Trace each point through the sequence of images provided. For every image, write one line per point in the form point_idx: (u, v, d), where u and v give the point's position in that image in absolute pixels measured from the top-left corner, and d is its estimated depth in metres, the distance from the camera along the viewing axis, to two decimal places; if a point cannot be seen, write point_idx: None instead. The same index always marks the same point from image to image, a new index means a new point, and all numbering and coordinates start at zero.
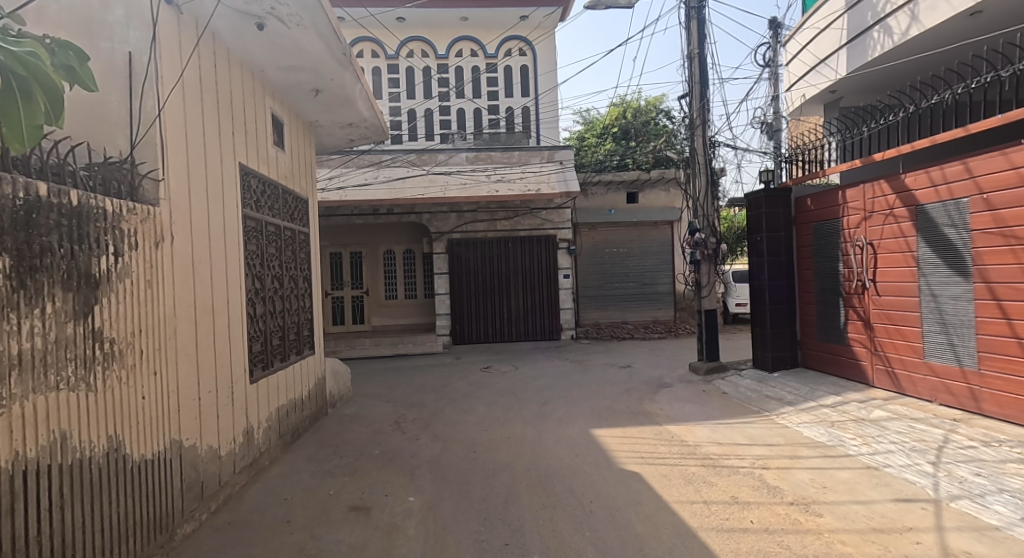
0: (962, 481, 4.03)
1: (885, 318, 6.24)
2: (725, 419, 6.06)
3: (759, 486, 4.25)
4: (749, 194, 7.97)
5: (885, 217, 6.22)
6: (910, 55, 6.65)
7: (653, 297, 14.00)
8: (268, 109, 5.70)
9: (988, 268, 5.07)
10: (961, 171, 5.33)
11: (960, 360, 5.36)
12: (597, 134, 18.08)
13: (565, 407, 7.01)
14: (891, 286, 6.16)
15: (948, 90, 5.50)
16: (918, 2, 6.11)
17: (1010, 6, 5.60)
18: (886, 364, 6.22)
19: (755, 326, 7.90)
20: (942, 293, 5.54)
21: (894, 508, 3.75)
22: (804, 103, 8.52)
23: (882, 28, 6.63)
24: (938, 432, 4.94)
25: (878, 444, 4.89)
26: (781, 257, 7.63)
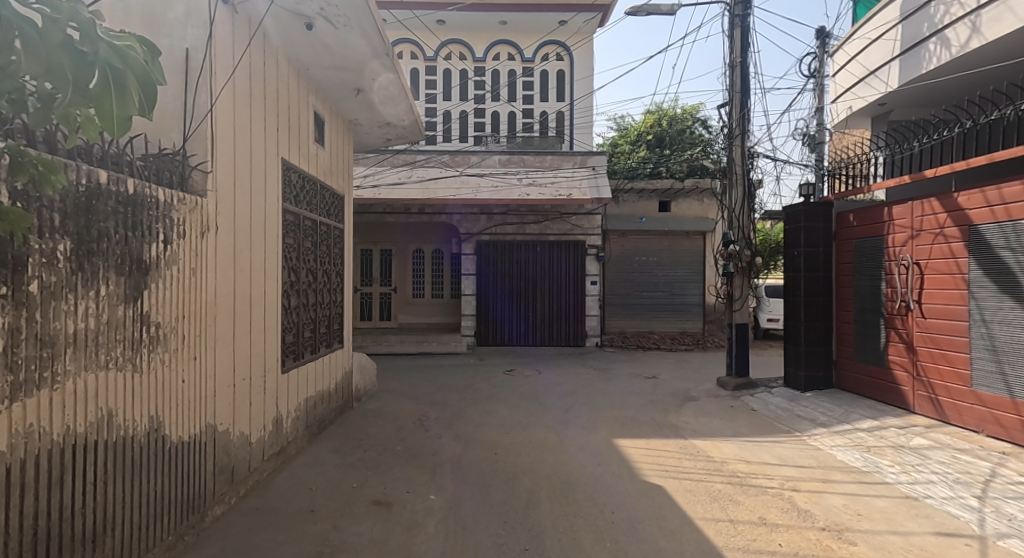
0: (1011, 518, 3.84)
1: (930, 342, 6.00)
2: (753, 437, 5.92)
3: (789, 508, 4.12)
4: (788, 207, 7.77)
5: (934, 236, 6.00)
6: (969, 69, 6.40)
7: (682, 308, 13.79)
8: (311, 107, 5.78)
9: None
10: (1020, 192, 5.10)
11: (1011, 391, 5.13)
12: (631, 141, 17.96)
13: (588, 414, 6.94)
14: (938, 309, 5.93)
15: (1009, 107, 5.28)
16: (981, 14, 5.88)
17: None
18: (929, 391, 5.99)
19: (789, 344, 7.70)
20: (995, 320, 5.31)
21: (933, 542, 3.59)
22: (851, 115, 8.29)
23: (939, 40, 6.40)
24: (984, 464, 4.73)
25: (918, 473, 4.71)
26: (819, 274, 7.44)
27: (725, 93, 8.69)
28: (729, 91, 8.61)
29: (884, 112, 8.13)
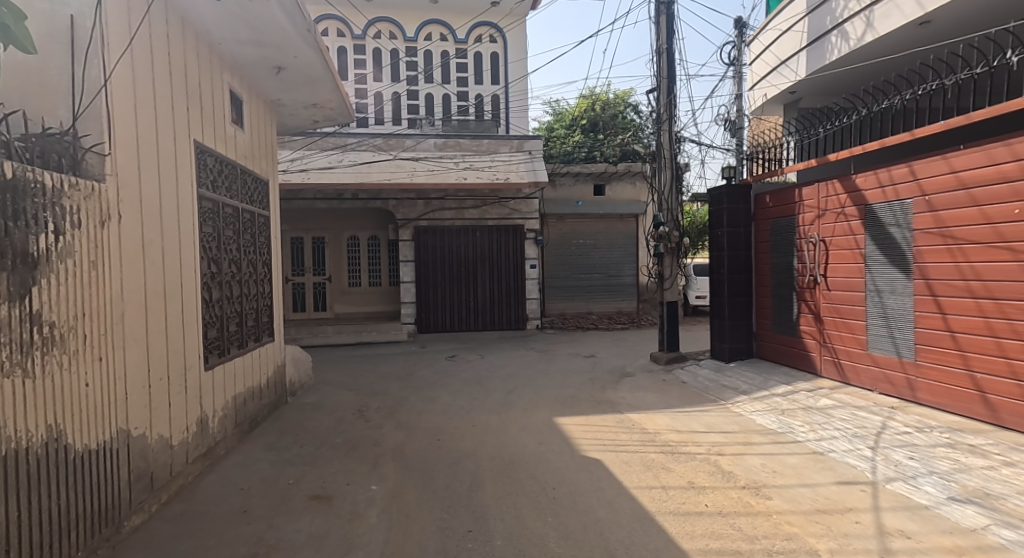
0: (897, 464, 4.30)
1: (834, 311, 6.51)
2: (683, 407, 6.25)
3: (714, 471, 4.42)
4: (712, 190, 8.14)
5: (837, 215, 6.48)
6: (866, 60, 6.90)
7: (618, 289, 14.22)
8: (226, 85, 5.56)
9: (927, 266, 5.36)
10: (905, 174, 5.59)
11: (899, 352, 5.66)
12: (566, 125, 18.23)
13: (529, 396, 7.12)
14: (840, 282, 6.44)
15: (896, 96, 5.75)
16: (873, 10, 6.34)
17: (955, 18, 5.87)
18: (833, 356, 6.51)
19: (714, 319, 8.12)
20: (885, 289, 5.83)
21: (836, 491, 3.96)
22: (765, 102, 8.75)
23: (839, 33, 6.85)
24: (877, 418, 5.24)
25: (823, 430, 5.14)
26: (740, 252, 7.88)
27: (653, 79, 8.96)
28: (657, 77, 8.89)
29: (795, 100, 8.63)
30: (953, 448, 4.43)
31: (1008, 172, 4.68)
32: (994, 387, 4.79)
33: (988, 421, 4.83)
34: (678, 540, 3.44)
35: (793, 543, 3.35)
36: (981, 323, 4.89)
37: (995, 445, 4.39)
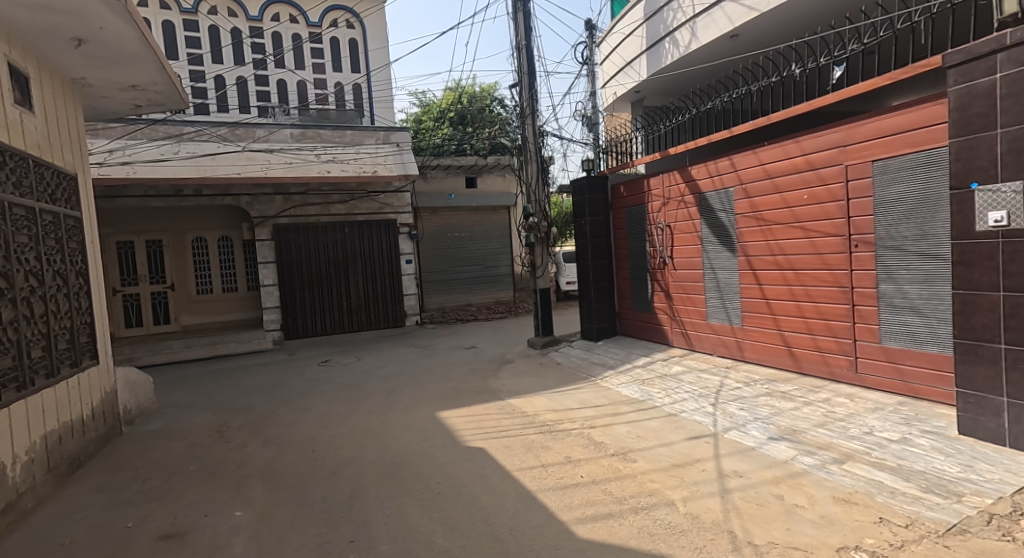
0: (732, 415, 4.96)
1: (680, 288, 7.25)
2: (558, 388, 6.63)
3: (587, 444, 4.79)
4: (574, 182, 8.63)
5: (678, 203, 7.20)
6: (693, 66, 7.75)
7: (495, 279, 14.57)
8: (3, 58, 4.80)
9: (747, 244, 6.21)
10: (727, 166, 6.40)
11: (730, 319, 6.48)
12: (435, 118, 18.21)
13: (411, 393, 7.15)
14: (682, 262, 7.19)
15: (717, 98, 6.55)
16: (696, 21, 7.14)
17: (757, 33, 6.83)
18: (682, 327, 7.26)
19: (582, 302, 8.63)
20: (719, 266, 6.63)
21: (687, 446, 4.48)
22: (615, 101, 9.41)
23: (671, 40, 7.60)
24: (717, 378, 5.97)
25: (676, 393, 5.75)
26: (603, 239, 8.44)
27: (515, 74, 9.29)
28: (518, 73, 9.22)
29: (639, 99, 9.37)
30: (771, 396, 5.24)
31: (800, 164, 5.58)
32: (796, 341, 5.73)
33: (793, 369, 5.79)
34: (557, 513, 3.71)
35: (656, 498, 3.76)
36: (786, 290, 5.81)
37: (797, 389, 5.33)
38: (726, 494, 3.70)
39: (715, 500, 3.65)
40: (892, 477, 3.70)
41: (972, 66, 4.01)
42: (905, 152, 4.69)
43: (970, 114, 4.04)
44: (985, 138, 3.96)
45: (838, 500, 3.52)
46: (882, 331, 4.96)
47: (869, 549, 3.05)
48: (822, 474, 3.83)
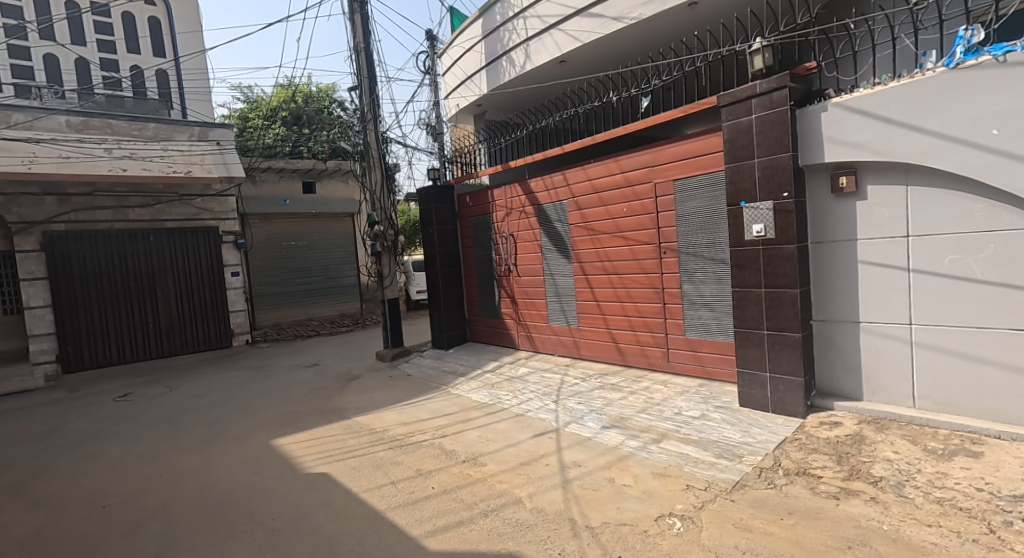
0: (572, 410, 5.35)
1: (523, 293, 7.62)
2: (408, 400, 6.59)
3: (438, 454, 4.85)
4: (419, 191, 8.66)
5: (519, 214, 7.56)
6: (529, 85, 8.22)
7: (339, 291, 14.05)
8: None
9: (581, 252, 6.73)
10: (561, 181, 6.89)
11: (568, 321, 6.97)
12: (264, 116, 17.02)
13: (240, 422, 6.59)
14: (525, 269, 7.57)
15: (551, 117, 7.02)
16: (530, 44, 7.61)
17: (582, 60, 7.47)
18: (527, 331, 7.63)
19: (432, 311, 8.68)
20: (557, 272, 7.08)
21: (533, 443, 4.75)
22: (458, 112, 9.61)
23: (508, 59, 8.00)
24: (558, 376, 6.40)
25: (523, 394, 6.05)
26: (450, 247, 8.59)
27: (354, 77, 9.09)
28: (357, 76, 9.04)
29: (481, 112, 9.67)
30: (603, 389, 5.76)
31: (619, 181, 6.19)
32: (622, 338, 6.33)
33: (620, 362, 6.39)
34: (408, 529, 3.72)
35: (505, 498, 3.94)
36: (612, 292, 6.39)
37: (623, 380, 5.92)
38: (566, 484, 3.99)
39: (558, 491, 3.93)
40: (695, 449, 4.27)
41: (737, 106, 4.83)
42: (695, 174, 5.47)
43: (736, 146, 4.86)
44: (747, 166, 4.80)
45: (656, 475, 3.98)
46: (686, 324, 5.68)
47: (680, 514, 3.51)
48: (644, 454, 4.30)
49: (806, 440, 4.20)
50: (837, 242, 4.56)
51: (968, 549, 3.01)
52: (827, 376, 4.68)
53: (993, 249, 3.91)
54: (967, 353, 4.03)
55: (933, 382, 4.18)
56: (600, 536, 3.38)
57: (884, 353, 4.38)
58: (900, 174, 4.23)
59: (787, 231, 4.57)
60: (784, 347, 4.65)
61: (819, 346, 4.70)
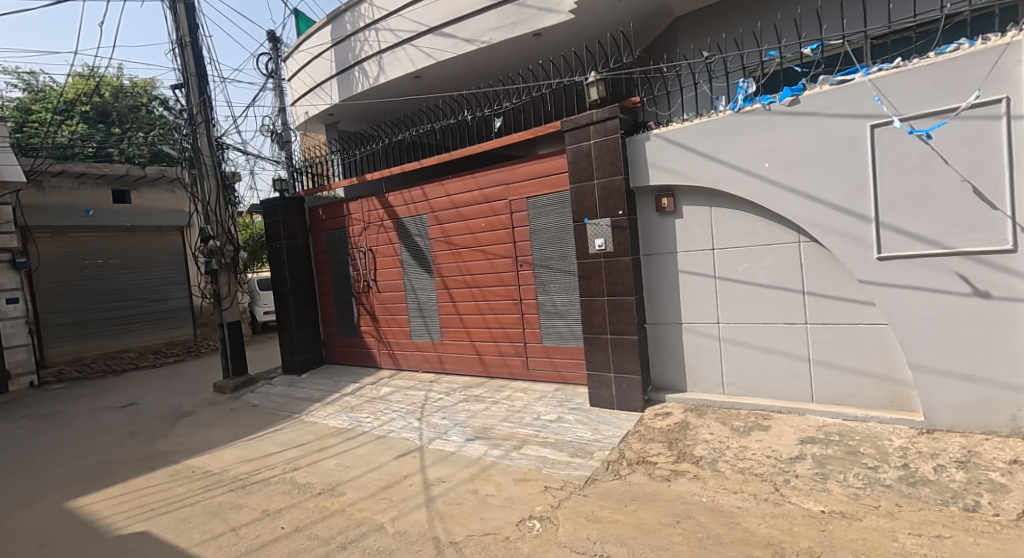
0: (435, 426, 5.36)
1: (384, 309, 7.49)
2: (255, 434, 6.07)
3: (290, 489, 4.55)
4: (264, 203, 8.14)
5: (378, 228, 7.42)
6: (383, 97, 8.14)
7: (166, 317, 12.64)
8: None
9: (442, 266, 6.76)
10: (419, 195, 6.89)
11: (431, 335, 6.98)
12: (58, 108, 14.34)
13: (27, 478, 5.48)
14: (386, 284, 7.44)
15: (407, 130, 6.99)
16: (383, 57, 7.58)
17: (437, 76, 7.61)
18: (389, 348, 7.51)
19: (282, 334, 8.16)
20: (418, 286, 7.05)
21: (397, 464, 4.68)
22: (308, 120, 9.22)
23: (361, 70, 7.88)
24: (422, 393, 6.40)
25: (384, 415, 5.92)
26: (302, 263, 8.20)
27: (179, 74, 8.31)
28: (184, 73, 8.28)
29: (333, 122, 9.37)
30: (467, 401, 5.87)
31: (475, 197, 6.36)
32: (484, 349, 6.50)
33: (484, 373, 6.55)
34: None
35: (365, 527, 3.82)
36: (473, 305, 6.53)
37: (487, 390, 6.09)
38: (431, 503, 3.98)
39: (421, 511, 3.90)
40: (552, 451, 4.50)
41: (578, 132, 5.20)
42: (544, 193, 5.82)
43: (579, 167, 5.23)
44: (590, 186, 5.18)
45: (517, 480, 4.12)
46: (542, 332, 6.01)
47: (539, 515, 3.66)
48: (506, 461, 4.43)
49: (644, 432, 4.61)
50: (662, 255, 5.07)
51: (762, 508, 3.45)
52: (659, 373, 5.16)
53: (771, 259, 4.56)
54: (759, 344, 4.65)
55: (735, 371, 4.78)
56: (464, 550, 3.41)
57: (702, 349, 4.93)
58: (705, 197, 4.80)
59: (623, 245, 5.01)
60: (625, 348, 5.06)
61: (652, 348, 5.18)
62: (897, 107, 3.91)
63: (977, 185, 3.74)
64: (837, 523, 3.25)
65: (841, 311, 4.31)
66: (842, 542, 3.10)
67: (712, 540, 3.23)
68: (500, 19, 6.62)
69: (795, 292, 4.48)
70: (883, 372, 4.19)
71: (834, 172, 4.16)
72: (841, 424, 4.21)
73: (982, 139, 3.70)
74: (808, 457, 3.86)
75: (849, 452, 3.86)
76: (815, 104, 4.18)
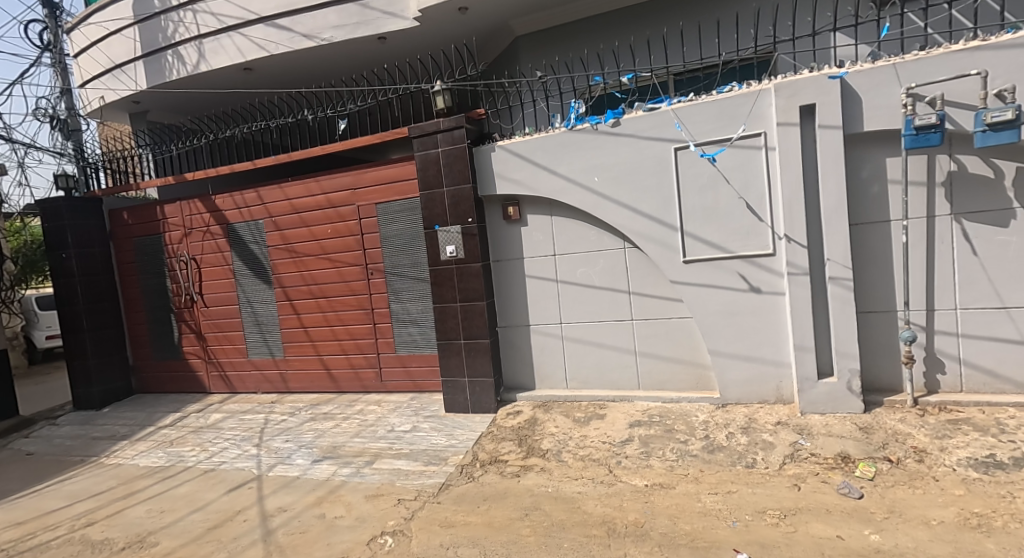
0: (277, 451, 4.84)
1: (214, 327, 6.55)
2: (32, 488, 4.77)
3: (82, 550, 3.73)
4: (42, 203, 6.56)
5: (203, 234, 6.48)
6: (203, 87, 7.15)
7: None
8: None
9: (282, 276, 6.12)
10: (254, 198, 6.15)
11: (272, 352, 6.27)
12: None
13: None
14: (215, 298, 6.50)
15: (236, 127, 6.18)
16: (203, 42, 6.67)
17: (270, 70, 6.92)
18: (220, 370, 6.59)
19: (71, 361, 6.65)
20: (255, 299, 6.29)
21: (227, 500, 4.13)
22: (104, 107, 7.60)
23: (175, 54, 6.82)
24: (261, 416, 5.72)
25: (213, 445, 5.15)
26: (100, 276, 6.79)
27: None
28: None
29: (140, 111, 7.88)
30: (314, 420, 5.40)
31: (321, 202, 5.86)
32: (334, 364, 6.01)
33: (333, 390, 6.06)
34: None
35: None
36: (321, 317, 6.01)
37: (336, 407, 5.66)
38: (269, 536, 3.60)
39: (257, 548, 3.51)
40: (406, 462, 4.35)
41: (426, 139, 5.06)
42: (394, 199, 5.58)
43: (428, 175, 5.10)
44: (439, 194, 5.08)
45: (368, 498, 3.91)
46: (397, 341, 5.74)
47: (391, 530, 3.52)
48: (356, 479, 4.17)
49: (496, 432, 4.66)
50: (511, 261, 5.10)
51: (598, 490, 3.73)
52: (511, 373, 5.20)
53: (603, 264, 4.81)
54: (594, 340, 4.89)
55: (576, 366, 4.96)
56: None
57: (547, 348, 5.05)
58: (545, 207, 4.93)
59: (474, 252, 4.97)
60: (478, 352, 5.03)
61: (504, 351, 5.20)
62: (693, 134, 4.33)
63: (748, 203, 4.26)
64: (656, 493, 3.60)
65: (657, 307, 4.68)
66: (661, 510, 3.44)
67: (556, 526, 3.41)
68: (341, 18, 6.19)
69: (622, 292, 4.77)
70: (689, 357, 4.63)
71: (648, 187, 4.50)
72: (660, 407, 4.58)
73: (751, 167, 4.23)
74: (635, 438, 4.20)
75: (665, 429, 4.25)
76: (632, 128, 4.50)
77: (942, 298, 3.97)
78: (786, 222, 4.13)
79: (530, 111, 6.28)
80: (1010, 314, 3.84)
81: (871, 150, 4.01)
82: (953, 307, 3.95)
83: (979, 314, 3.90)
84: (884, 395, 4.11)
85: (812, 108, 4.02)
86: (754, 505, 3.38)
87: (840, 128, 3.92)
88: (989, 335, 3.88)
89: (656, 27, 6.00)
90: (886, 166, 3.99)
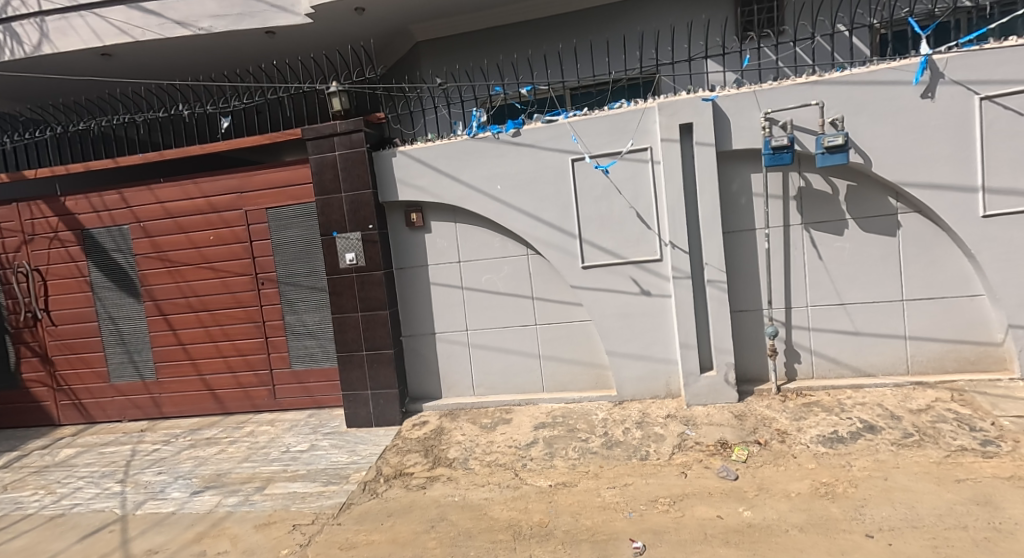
0: (146, 485, 4.34)
1: (64, 348, 5.71)
2: None
3: None
4: None
5: (49, 241, 5.63)
6: (47, 72, 6.24)
7: None
8: None
9: (153, 288, 5.49)
10: (117, 201, 5.46)
11: (141, 374, 5.60)
12: None
13: None
14: (66, 315, 5.67)
15: (91, 119, 5.44)
16: (46, 20, 5.83)
17: (132, 57, 6.20)
18: (72, 398, 5.76)
19: None
20: (119, 314, 5.58)
21: (82, 548, 3.64)
22: None
23: (9, 32, 5.89)
24: (126, 447, 5.08)
25: (64, 486, 4.50)
26: None
27: None
28: None
29: None
30: (194, 447, 4.90)
31: (201, 206, 5.33)
32: (218, 384, 5.48)
33: (218, 412, 5.53)
34: None
35: None
36: (202, 333, 5.45)
37: (221, 431, 5.17)
38: None
39: None
40: (303, 484, 4.08)
41: (321, 141, 4.81)
42: (288, 204, 5.17)
43: (324, 179, 4.85)
44: (337, 199, 4.85)
45: (258, 527, 3.63)
46: (291, 355, 5.31)
47: None
48: (244, 509, 3.85)
49: (402, 444, 4.53)
50: (414, 268, 4.98)
51: (504, 494, 3.75)
52: (417, 384, 5.06)
53: (507, 270, 4.84)
54: (500, 346, 4.90)
55: (483, 372, 4.95)
56: None
57: (453, 356, 4.99)
58: (449, 214, 4.88)
59: (375, 258, 4.80)
60: (381, 363, 4.86)
61: (408, 360, 5.05)
62: (588, 147, 4.51)
63: (638, 212, 4.48)
64: (560, 492, 3.70)
65: (557, 311, 4.80)
66: (564, 509, 3.54)
67: (463, 535, 3.39)
68: (222, 7, 5.71)
69: (526, 298, 4.83)
70: (588, 358, 4.80)
71: (548, 196, 4.61)
72: (563, 407, 4.71)
73: (640, 178, 4.45)
74: (540, 440, 4.29)
75: (568, 429, 4.38)
76: (532, 137, 4.59)
77: (796, 297, 4.41)
78: (670, 229, 4.39)
79: (433, 118, 6.18)
80: (848, 309, 4.34)
81: (738, 167, 4.38)
82: (805, 303, 4.40)
83: (823, 309, 4.38)
84: (754, 385, 4.50)
85: (690, 126, 4.31)
86: (647, 494, 3.58)
87: (713, 145, 4.25)
88: (831, 327, 4.38)
89: (554, 43, 6.13)
90: (751, 181, 4.38)
